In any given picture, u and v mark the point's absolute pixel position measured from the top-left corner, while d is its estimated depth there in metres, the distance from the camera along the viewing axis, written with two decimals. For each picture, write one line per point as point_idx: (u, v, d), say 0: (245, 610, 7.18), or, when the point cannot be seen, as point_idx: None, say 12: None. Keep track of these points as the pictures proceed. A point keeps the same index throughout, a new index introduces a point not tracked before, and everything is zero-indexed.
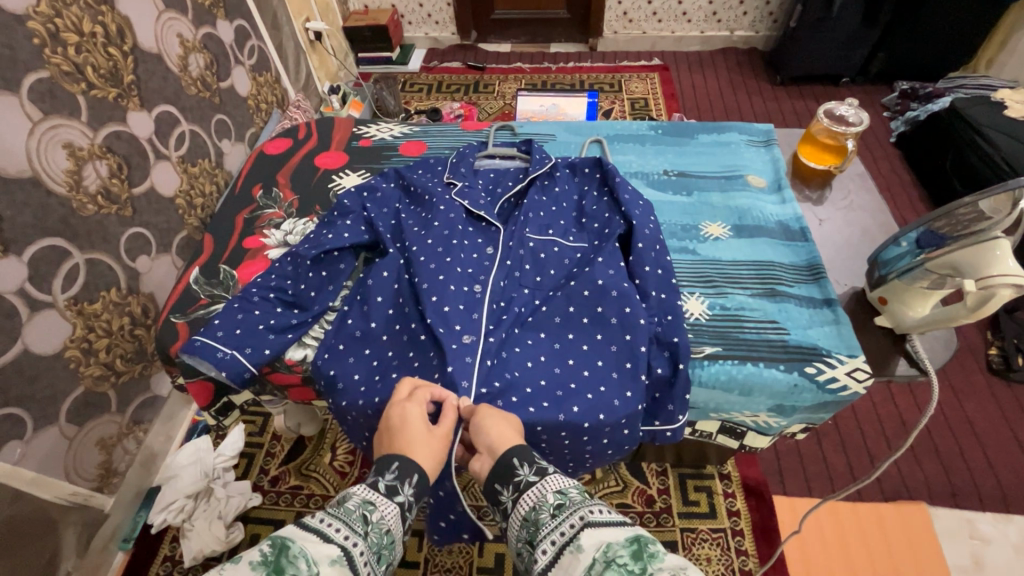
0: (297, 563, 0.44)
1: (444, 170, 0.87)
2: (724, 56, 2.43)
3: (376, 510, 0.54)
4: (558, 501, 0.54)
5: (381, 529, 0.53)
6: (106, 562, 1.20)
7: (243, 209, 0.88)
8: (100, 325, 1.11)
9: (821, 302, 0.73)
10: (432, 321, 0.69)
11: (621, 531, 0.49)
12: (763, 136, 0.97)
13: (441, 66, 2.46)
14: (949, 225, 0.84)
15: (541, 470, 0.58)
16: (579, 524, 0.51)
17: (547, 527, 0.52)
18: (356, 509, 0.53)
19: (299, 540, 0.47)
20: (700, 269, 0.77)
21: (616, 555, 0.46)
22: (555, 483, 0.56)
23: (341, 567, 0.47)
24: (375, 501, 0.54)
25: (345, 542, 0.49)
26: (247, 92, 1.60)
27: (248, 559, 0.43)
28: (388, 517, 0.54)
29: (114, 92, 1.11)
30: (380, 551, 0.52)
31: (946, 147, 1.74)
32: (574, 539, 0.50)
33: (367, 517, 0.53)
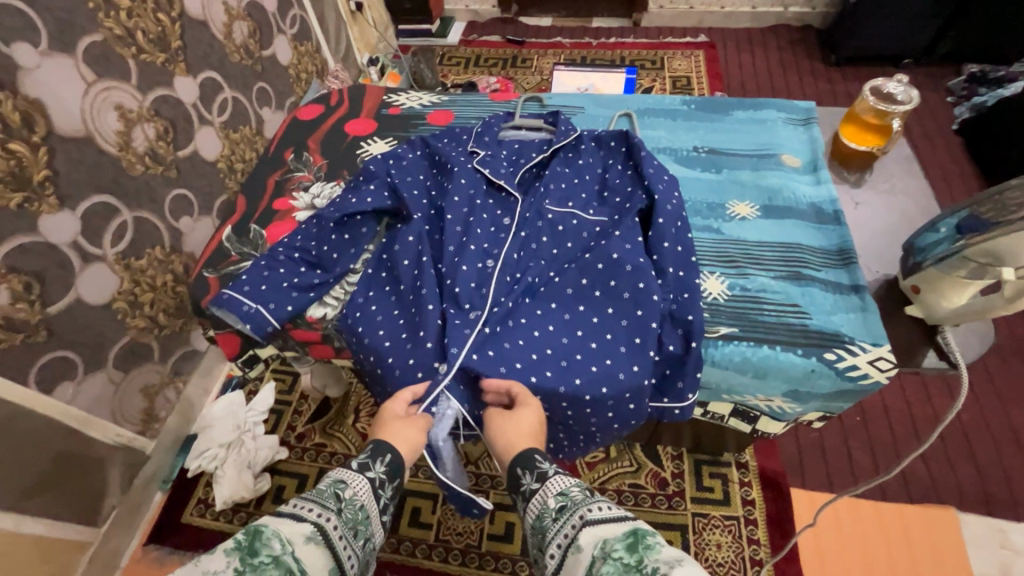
0: (270, 544, 0.49)
1: (468, 139, 0.87)
2: (776, 33, 2.31)
3: (348, 488, 0.60)
4: (560, 504, 0.56)
5: (354, 505, 0.59)
6: (147, 500, 1.30)
7: (275, 171, 0.91)
8: (145, 280, 1.18)
9: (849, 288, 0.70)
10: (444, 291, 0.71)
11: (618, 527, 0.51)
12: (803, 114, 0.93)
13: (480, 40, 2.43)
14: (991, 210, 0.84)
15: (543, 475, 0.61)
16: (578, 523, 0.53)
17: (552, 530, 0.55)
18: (328, 490, 0.59)
19: (270, 524, 0.52)
20: (722, 248, 0.75)
21: (612, 550, 0.49)
22: (557, 484, 0.59)
23: (313, 545, 0.53)
24: (345, 481, 0.61)
25: (318, 519, 0.55)
26: (289, 61, 1.64)
27: (222, 545, 0.48)
28: (360, 493, 0.60)
29: (162, 56, 1.16)
30: (355, 526, 0.58)
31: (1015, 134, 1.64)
32: (575, 541, 0.52)
33: (339, 495, 0.59)
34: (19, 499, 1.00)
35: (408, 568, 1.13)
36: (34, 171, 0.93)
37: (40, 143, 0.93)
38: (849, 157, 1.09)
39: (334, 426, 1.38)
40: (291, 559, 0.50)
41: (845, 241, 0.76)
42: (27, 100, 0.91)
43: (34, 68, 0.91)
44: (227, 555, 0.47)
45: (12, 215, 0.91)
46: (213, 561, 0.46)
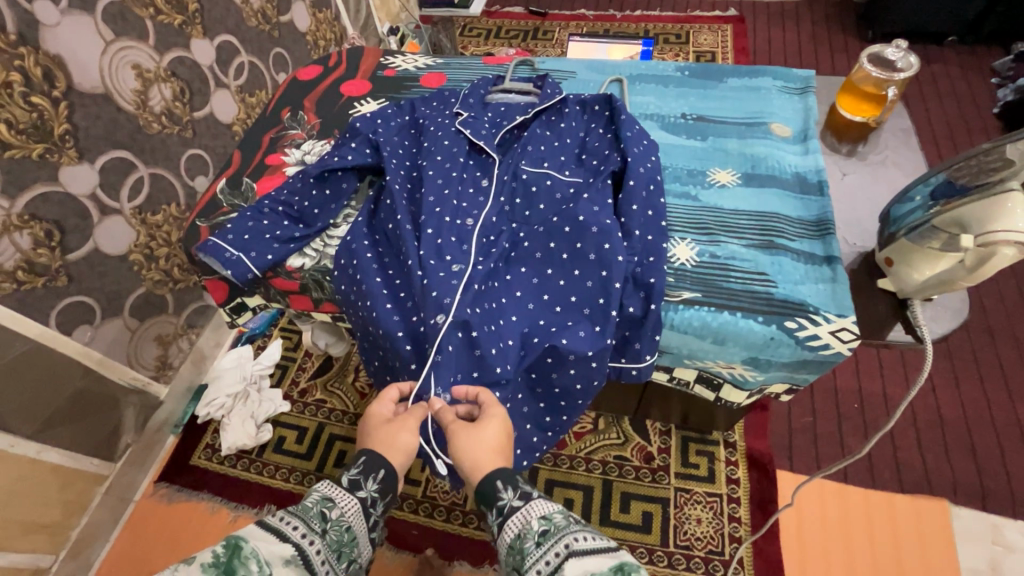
0: (248, 563, 0.51)
1: (454, 102, 0.88)
2: (812, 8, 2.20)
3: (335, 506, 0.62)
4: (543, 527, 0.56)
5: (340, 526, 0.60)
6: (159, 442, 1.38)
7: (271, 129, 0.96)
8: (160, 235, 1.24)
9: (821, 260, 0.71)
10: (423, 251, 0.72)
11: (606, 561, 0.50)
12: (800, 83, 0.93)
13: (503, 11, 2.41)
14: (970, 174, 0.80)
15: (526, 494, 0.60)
16: (563, 552, 0.52)
17: (532, 556, 0.54)
18: (315, 507, 0.60)
19: (252, 540, 0.53)
20: (697, 215, 0.76)
21: None
22: (539, 508, 0.58)
23: (293, 567, 0.53)
24: (335, 499, 0.62)
25: (301, 541, 0.56)
26: (306, 28, 1.66)
27: (202, 558, 0.49)
28: (348, 513, 0.62)
29: (179, 18, 1.19)
30: (338, 546, 0.59)
31: None
32: (558, 569, 0.51)
33: (326, 514, 0.60)
34: (39, 430, 1.08)
35: (392, 519, 1.17)
36: (56, 125, 0.98)
37: (60, 98, 0.98)
38: (843, 124, 1.10)
39: (335, 384, 1.44)
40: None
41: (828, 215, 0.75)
42: (48, 55, 0.95)
43: (54, 25, 0.95)
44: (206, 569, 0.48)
45: (34, 164, 0.96)
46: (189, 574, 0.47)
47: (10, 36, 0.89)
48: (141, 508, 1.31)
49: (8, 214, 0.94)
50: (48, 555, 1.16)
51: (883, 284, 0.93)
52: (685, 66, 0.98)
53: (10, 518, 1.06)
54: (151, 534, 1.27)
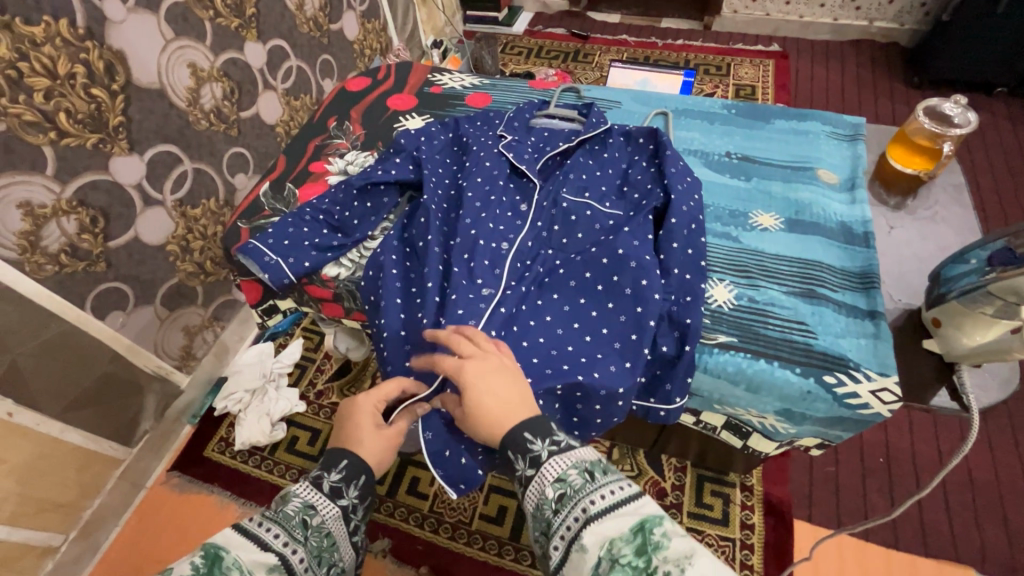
0: (229, 572, 0.51)
1: (499, 124, 0.89)
2: (857, 49, 2.18)
3: (316, 514, 0.62)
4: (559, 492, 0.53)
5: (321, 532, 0.61)
6: (176, 430, 1.40)
7: (316, 138, 0.98)
8: (197, 228, 1.27)
9: (864, 314, 0.69)
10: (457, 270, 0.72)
11: (624, 522, 0.48)
12: (850, 129, 0.91)
13: (545, 32, 2.44)
14: None
15: (536, 457, 0.56)
16: (582, 520, 0.50)
17: (554, 523, 0.52)
18: (296, 515, 0.61)
19: (234, 549, 0.53)
20: (738, 257, 0.75)
21: (620, 554, 0.46)
22: (553, 469, 0.55)
23: (275, 574, 0.54)
24: (316, 506, 0.63)
25: (283, 549, 0.57)
26: (355, 36, 1.70)
27: (181, 572, 0.49)
28: (328, 520, 0.63)
29: (236, 22, 1.23)
30: (319, 552, 0.60)
31: None
32: (578, 539, 0.49)
33: (307, 522, 0.61)
34: (64, 409, 1.11)
35: (397, 530, 1.17)
36: (111, 117, 1.01)
37: (119, 91, 1.01)
38: (898, 177, 1.08)
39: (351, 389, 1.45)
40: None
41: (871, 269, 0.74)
42: (112, 50, 0.99)
43: (121, 22, 0.99)
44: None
45: (88, 153, 0.99)
46: None
47: (79, 30, 0.93)
48: (152, 495, 1.33)
49: (58, 198, 0.96)
50: (60, 534, 1.17)
51: (922, 340, 0.91)
52: (731, 104, 0.99)
53: (28, 494, 1.08)
54: (159, 522, 1.28)
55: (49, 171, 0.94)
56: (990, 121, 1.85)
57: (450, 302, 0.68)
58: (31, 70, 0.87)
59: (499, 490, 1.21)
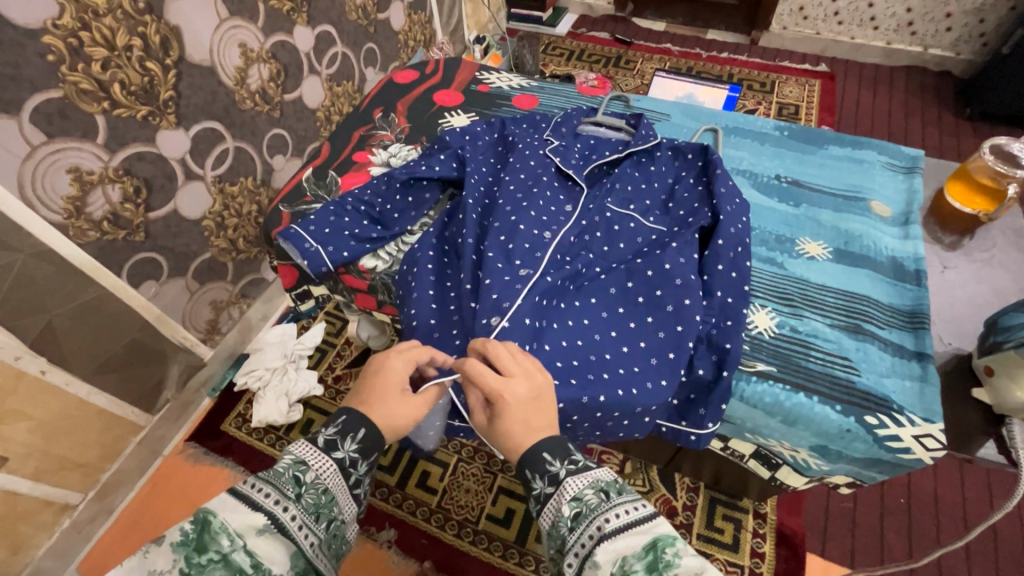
0: (220, 539, 0.47)
1: (548, 127, 0.90)
2: (908, 75, 2.12)
3: (309, 470, 0.59)
4: (576, 511, 0.53)
5: (315, 488, 0.58)
6: (195, 402, 1.42)
7: (361, 126, 1.00)
8: (233, 206, 1.28)
9: (912, 355, 0.68)
10: (494, 247, 0.72)
11: (636, 539, 0.48)
12: (907, 162, 0.89)
13: (589, 35, 2.42)
14: None
15: (555, 477, 0.56)
16: (595, 537, 0.50)
17: (569, 541, 0.52)
18: (288, 473, 0.57)
19: (223, 512, 0.50)
20: (782, 285, 0.75)
21: (630, 569, 0.46)
22: (571, 487, 0.55)
23: (268, 535, 0.51)
24: (308, 463, 0.59)
25: (274, 508, 0.53)
26: (401, 27, 1.71)
27: (170, 540, 0.46)
28: (323, 476, 0.59)
29: (288, 5, 1.24)
30: (316, 509, 0.57)
31: None
32: (591, 556, 0.49)
33: (299, 480, 0.57)
34: (93, 372, 1.12)
35: (403, 522, 1.17)
36: (162, 90, 1.03)
37: (171, 66, 1.03)
38: (954, 215, 1.07)
39: None
40: (243, 551, 0.48)
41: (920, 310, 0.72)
42: (168, 25, 1.00)
43: None
44: (175, 551, 0.45)
45: (137, 124, 1.01)
46: (159, 559, 0.45)
47: (139, 3, 0.94)
48: (168, 462, 1.35)
49: (106, 166, 0.98)
50: (79, 492, 1.20)
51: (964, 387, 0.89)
52: (783, 125, 0.98)
53: (53, 452, 1.11)
54: (173, 489, 1.31)
55: (99, 140, 0.95)
56: None
57: (485, 290, 0.68)
58: (92, 40, 0.88)
59: (506, 492, 1.20)
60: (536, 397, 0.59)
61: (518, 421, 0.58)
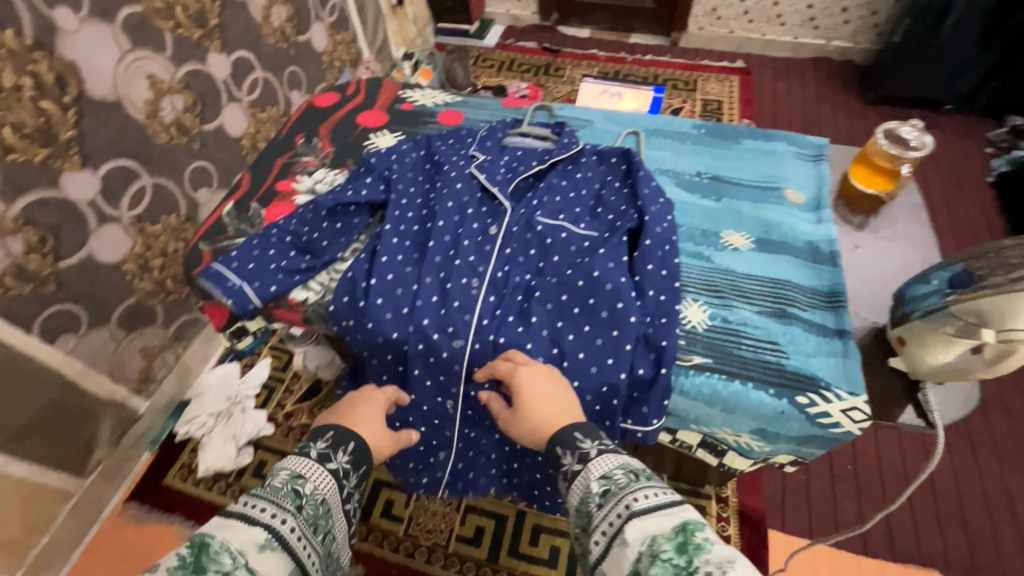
0: (219, 558, 0.51)
1: (473, 142, 0.89)
2: (815, 66, 2.27)
3: (307, 483, 0.65)
4: (604, 488, 0.58)
5: (314, 499, 0.64)
6: (133, 458, 1.33)
7: (283, 155, 0.97)
8: (157, 245, 1.21)
9: (832, 333, 0.72)
10: (428, 309, 0.72)
11: (666, 521, 0.51)
12: (814, 151, 0.94)
13: (517, 45, 2.46)
14: (988, 267, 0.87)
15: (584, 456, 0.62)
16: (622, 515, 0.54)
17: (597, 517, 0.56)
18: (285, 487, 0.63)
19: (220, 534, 0.53)
20: (711, 278, 0.77)
21: (660, 550, 0.49)
22: (600, 468, 0.60)
23: (269, 552, 0.55)
24: (304, 477, 0.66)
25: (272, 521, 0.57)
26: (324, 48, 1.67)
27: (167, 564, 0.49)
28: (320, 489, 0.66)
29: (198, 33, 1.19)
30: (315, 520, 0.62)
31: None
32: (620, 532, 0.53)
33: (299, 490, 0.64)
34: (8, 441, 1.02)
35: (369, 555, 1.14)
36: (62, 130, 0.96)
37: (70, 104, 0.96)
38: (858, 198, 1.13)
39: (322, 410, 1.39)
40: (245, 568, 0.51)
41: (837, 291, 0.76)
42: (62, 61, 0.93)
43: (73, 32, 0.94)
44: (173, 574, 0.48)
45: (35, 169, 0.93)
46: None
47: (26, 40, 0.88)
48: (108, 526, 1.26)
49: (2, 216, 0.90)
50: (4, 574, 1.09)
51: None
52: (700, 124, 1.01)
53: None
54: (116, 555, 1.22)
55: None
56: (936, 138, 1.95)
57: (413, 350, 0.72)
58: None
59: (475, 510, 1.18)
60: (546, 373, 0.68)
61: (541, 401, 0.66)
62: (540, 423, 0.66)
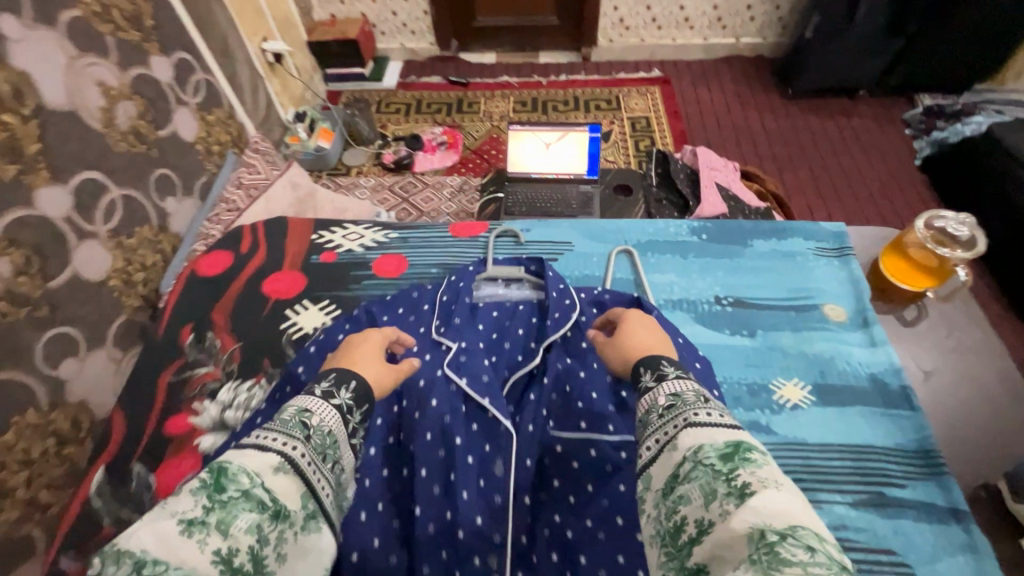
0: (238, 477, 0.48)
1: (443, 318, 0.84)
2: (730, 65, 2.23)
3: (314, 416, 0.56)
4: (671, 403, 0.55)
5: (321, 431, 0.56)
6: None
7: (168, 365, 0.91)
8: (13, 459, 0.85)
9: (947, 519, 0.72)
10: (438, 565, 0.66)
11: (721, 436, 0.50)
12: (835, 248, 1.01)
13: (421, 81, 2.23)
14: None
15: (661, 376, 0.60)
16: (680, 425, 0.53)
17: (654, 426, 0.55)
18: (293, 419, 0.55)
19: (236, 459, 0.50)
20: (791, 460, 0.76)
21: (705, 457, 0.48)
22: (672, 387, 0.58)
23: (285, 474, 0.51)
24: (312, 410, 0.57)
25: (284, 447, 0.52)
26: (195, 135, 1.35)
27: (189, 487, 0.47)
28: (327, 420, 0.57)
29: (13, 168, 0.89)
30: (323, 451, 0.55)
31: (962, 157, 1.68)
32: (674, 440, 0.52)
33: (305, 424, 0.55)
34: None
35: None
36: None
37: None
38: (888, 289, 1.15)
39: None
40: (261, 489, 0.48)
41: (917, 438, 0.79)
42: None
43: None
44: (195, 494, 0.47)
45: None
46: (183, 501, 0.46)
47: None
48: None
49: None
50: None
51: None
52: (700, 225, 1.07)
53: None
54: None
55: None
56: (858, 126, 1.98)
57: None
58: None
59: None
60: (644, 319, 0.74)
61: (643, 330, 0.70)
62: (640, 342, 0.68)
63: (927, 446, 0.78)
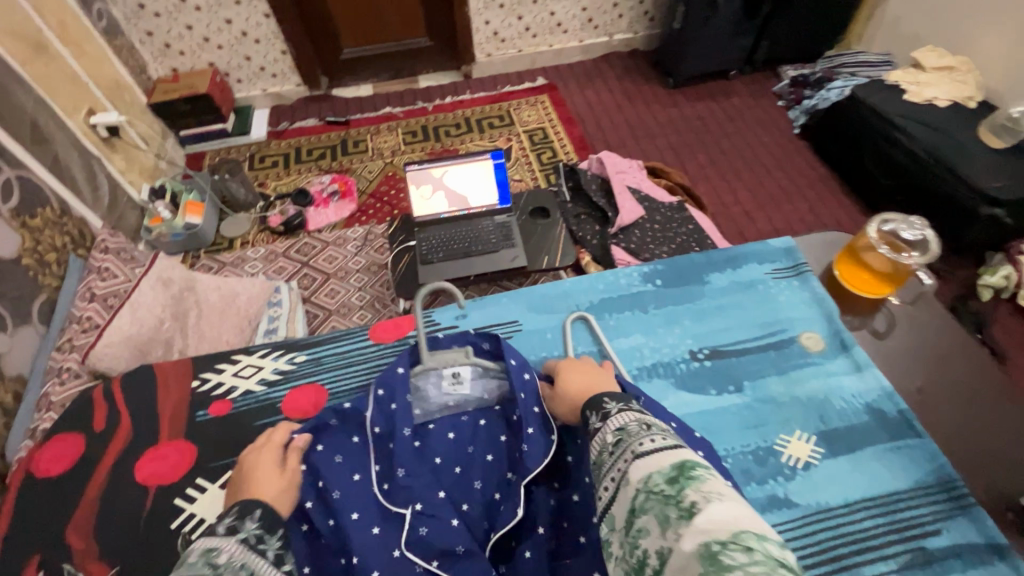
0: None
1: (386, 466, 0.69)
2: (610, 63, 2.25)
3: (220, 552, 0.51)
4: (618, 439, 0.55)
5: (233, 565, 0.49)
6: None
7: None
8: None
9: (990, 551, 0.73)
10: None
11: (668, 459, 0.49)
12: (792, 270, 1.04)
13: (294, 127, 2.01)
14: None
15: (607, 414, 0.60)
16: (629, 457, 0.51)
17: (608, 463, 0.54)
18: (197, 560, 0.49)
19: None
20: (821, 534, 0.75)
21: (655, 485, 0.47)
22: (619, 421, 0.58)
23: None
24: (218, 547, 0.51)
25: None
26: (18, 248, 1.08)
27: None
28: (237, 554, 0.51)
29: None
30: None
31: (835, 121, 1.79)
32: (625, 475, 0.50)
33: (213, 562, 0.49)
34: None
35: None
36: None
37: None
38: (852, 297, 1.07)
39: None
40: None
41: (933, 467, 0.81)
42: None
43: None
44: None
45: None
46: None
47: None
48: None
49: None
50: None
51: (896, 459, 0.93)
52: (649, 270, 1.07)
53: None
54: None
55: None
56: (740, 105, 2.07)
57: None
58: None
59: None
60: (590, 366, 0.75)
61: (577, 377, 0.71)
62: (582, 390, 0.69)
63: (945, 476, 0.80)
